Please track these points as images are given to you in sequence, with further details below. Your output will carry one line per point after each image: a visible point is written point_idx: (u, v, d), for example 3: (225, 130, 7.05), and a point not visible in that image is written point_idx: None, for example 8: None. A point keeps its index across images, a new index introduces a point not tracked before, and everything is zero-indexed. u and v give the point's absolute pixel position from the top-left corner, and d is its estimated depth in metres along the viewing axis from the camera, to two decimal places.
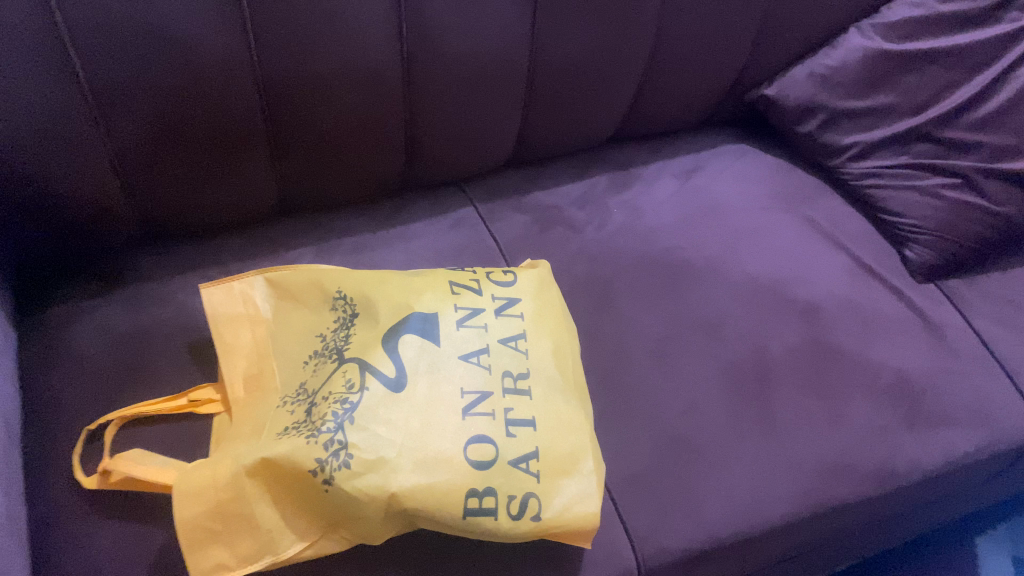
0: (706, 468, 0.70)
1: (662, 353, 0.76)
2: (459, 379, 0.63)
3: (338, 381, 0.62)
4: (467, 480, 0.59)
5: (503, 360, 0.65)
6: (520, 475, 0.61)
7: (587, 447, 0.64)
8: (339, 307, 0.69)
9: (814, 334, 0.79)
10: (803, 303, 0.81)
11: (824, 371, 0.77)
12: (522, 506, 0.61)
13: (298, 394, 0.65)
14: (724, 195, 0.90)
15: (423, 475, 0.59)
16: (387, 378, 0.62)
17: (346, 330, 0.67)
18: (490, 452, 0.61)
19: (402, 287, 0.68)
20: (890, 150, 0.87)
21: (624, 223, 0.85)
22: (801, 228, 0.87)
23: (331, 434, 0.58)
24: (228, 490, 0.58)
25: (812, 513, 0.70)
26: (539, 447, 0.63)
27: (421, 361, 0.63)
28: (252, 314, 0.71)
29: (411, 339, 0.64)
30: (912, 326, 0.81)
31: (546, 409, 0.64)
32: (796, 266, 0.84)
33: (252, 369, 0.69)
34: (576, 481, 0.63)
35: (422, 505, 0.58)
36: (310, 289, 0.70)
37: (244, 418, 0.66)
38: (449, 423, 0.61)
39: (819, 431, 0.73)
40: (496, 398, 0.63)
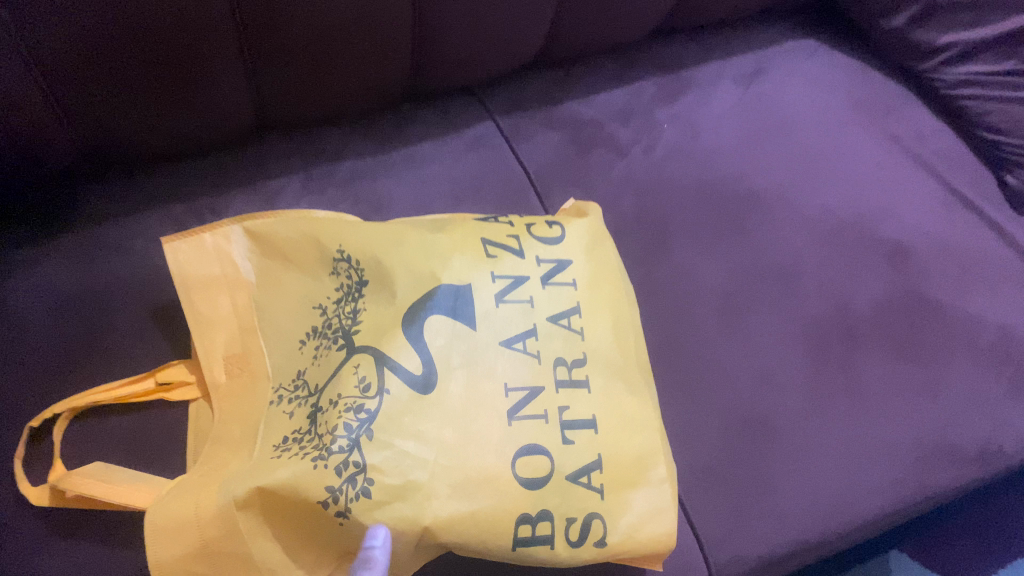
0: (787, 454, 0.59)
1: (730, 310, 0.63)
2: (502, 372, 0.49)
3: (349, 381, 0.47)
4: (518, 504, 0.47)
5: (554, 344, 0.52)
6: (581, 492, 0.49)
7: (657, 448, 0.52)
8: (341, 271, 0.53)
9: (905, 283, 0.67)
10: (889, 244, 0.68)
11: (918, 329, 0.65)
12: (584, 529, 0.49)
13: (298, 388, 0.51)
14: (793, 105, 0.75)
15: (464, 502, 0.46)
16: (411, 375, 0.47)
17: (353, 303, 0.52)
18: (544, 466, 0.48)
19: (420, 249, 0.52)
20: (995, 53, 0.70)
21: (676, 143, 0.71)
22: (884, 148, 0.73)
23: (343, 450, 0.44)
24: (218, 526, 0.45)
25: (905, 504, 0.60)
26: (602, 455, 0.50)
27: (453, 352, 0.49)
28: (235, 278, 0.57)
29: (439, 322, 0.49)
30: (1015, 269, 0.69)
31: (607, 405, 0.52)
32: (880, 197, 0.70)
33: (236, 347, 0.55)
34: (646, 494, 0.51)
35: (463, 537, 0.46)
36: (302, 245, 0.54)
37: (231, 416, 0.52)
38: (493, 432, 0.47)
39: (914, 404, 0.62)
40: (549, 394, 0.50)
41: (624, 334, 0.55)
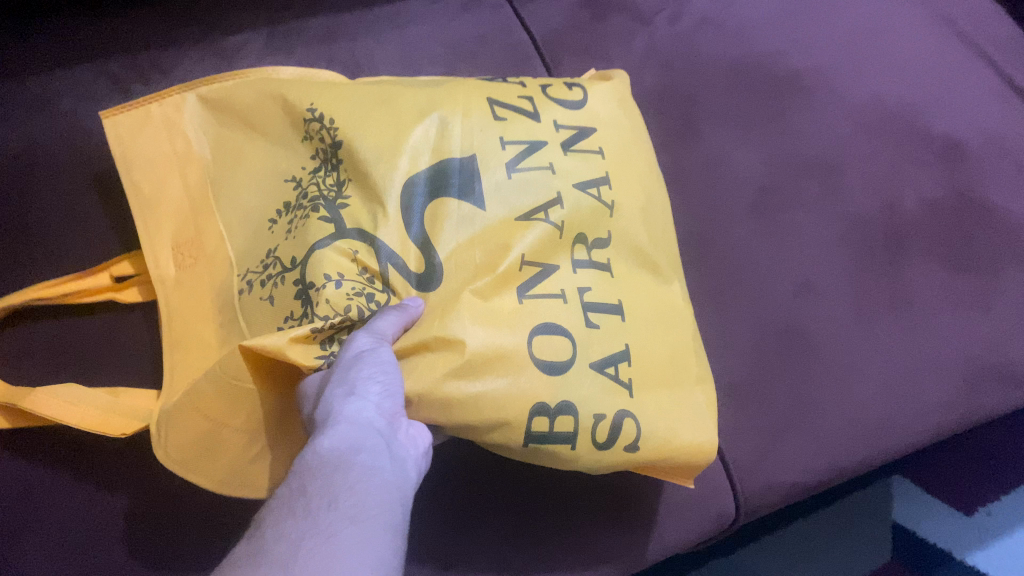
0: (829, 372, 0.51)
1: (765, 208, 0.56)
2: (513, 240, 0.40)
3: (342, 253, 0.38)
4: (536, 388, 0.38)
5: (579, 216, 0.43)
6: (611, 385, 0.40)
7: (688, 344, 0.45)
8: (312, 134, 0.43)
9: (959, 185, 0.59)
10: (942, 139, 0.60)
11: (970, 237, 0.58)
12: (612, 429, 0.40)
13: (270, 268, 0.41)
14: None
15: (473, 382, 0.37)
16: (405, 248, 0.39)
17: (332, 173, 0.42)
18: (565, 349, 0.39)
19: (403, 103, 0.43)
20: None
21: (706, 14, 0.62)
22: (937, 30, 0.64)
23: (331, 298, 0.36)
24: (227, 396, 0.39)
25: (952, 431, 0.54)
26: (630, 345, 0.42)
27: (455, 218, 0.40)
28: (186, 149, 0.47)
29: (441, 194, 0.40)
30: None
31: (632, 291, 0.43)
32: (933, 85, 0.62)
33: (189, 230, 0.46)
34: (682, 397, 0.43)
35: (469, 421, 0.37)
36: (272, 109, 0.44)
37: (196, 312, 0.44)
38: (502, 304, 0.39)
39: (966, 319, 0.55)
40: (566, 269, 0.41)
41: (652, 212, 0.47)
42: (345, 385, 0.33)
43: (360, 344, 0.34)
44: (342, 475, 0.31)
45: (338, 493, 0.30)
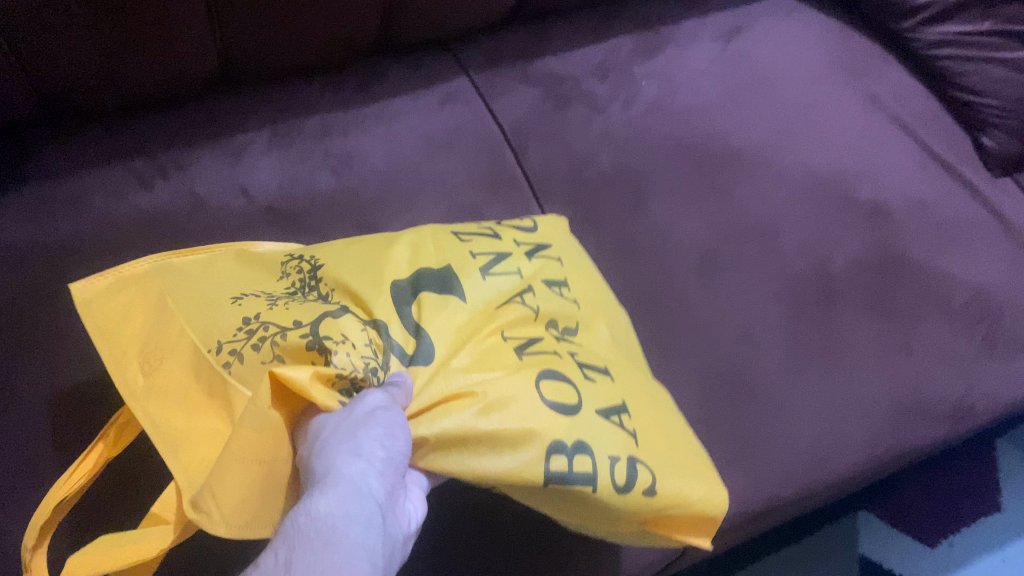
0: (766, 414, 0.59)
1: (709, 269, 0.63)
2: (501, 314, 0.45)
3: (352, 327, 0.41)
4: (553, 426, 0.40)
5: (555, 300, 0.49)
6: (619, 432, 0.43)
7: (668, 408, 0.50)
8: (290, 271, 0.46)
9: (883, 244, 0.67)
10: (867, 203, 0.68)
11: (893, 290, 0.65)
12: (628, 470, 0.42)
13: (256, 330, 0.40)
14: (774, 62, 0.74)
15: (495, 418, 0.39)
16: (407, 337, 0.42)
17: (313, 292, 0.45)
18: (571, 395, 0.43)
19: (370, 243, 0.49)
20: (973, 12, 0.71)
21: (656, 100, 0.70)
22: (863, 106, 0.73)
23: (349, 358, 0.39)
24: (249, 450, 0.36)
25: (880, 462, 0.61)
26: (624, 402, 0.46)
27: (449, 304, 0.44)
28: (142, 286, 0.44)
29: (427, 288, 0.45)
30: (989, 228, 0.69)
31: (610, 361, 0.49)
32: (859, 156, 0.70)
33: (153, 344, 0.42)
34: (680, 458, 0.46)
35: (494, 455, 0.39)
36: (246, 261, 0.46)
37: (184, 432, 0.40)
38: (505, 360, 0.43)
39: (889, 362, 0.63)
40: (551, 342, 0.46)
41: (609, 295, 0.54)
42: (352, 445, 0.32)
43: (373, 406, 0.34)
44: (343, 530, 0.28)
45: (341, 545, 0.27)
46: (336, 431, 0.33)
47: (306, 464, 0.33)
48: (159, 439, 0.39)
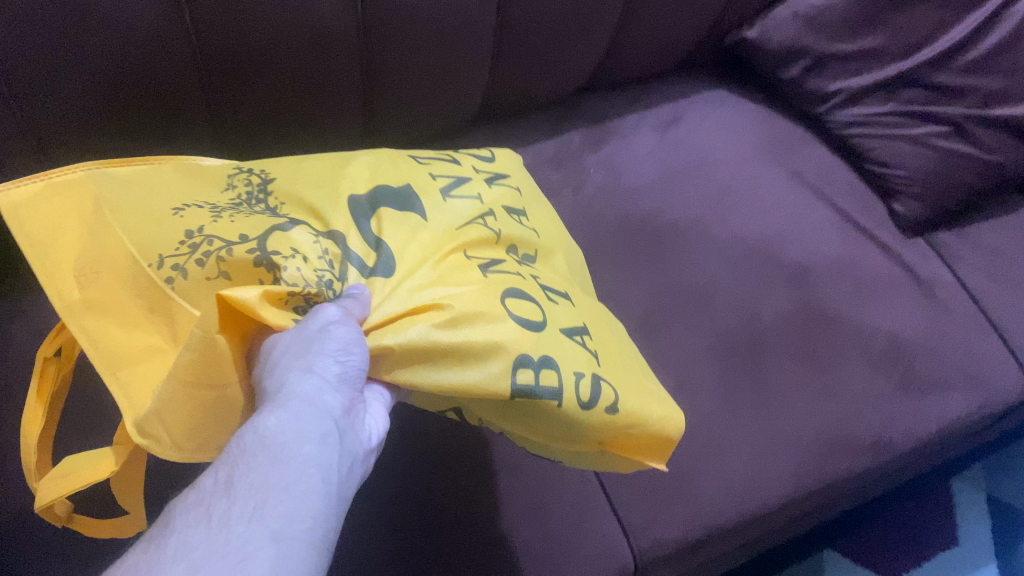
0: (702, 452, 0.67)
1: (651, 328, 0.73)
2: (466, 238, 0.51)
3: (302, 243, 0.44)
4: (520, 341, 0.45)
5: (512, 226, 0.55)
6: (581, 355, 0.49)
7: (626, 350, 0.57)
8: (238, 181, 0.49)
9: (806, 300, 0.76)
10: (792, 265, 0.78)
11: (816, 340, 0.74)
12: (592, 390, 0.47)
13: (201, 244, 0.43)
14: (708, 147, 0.85)
15: (465, 331, 0.43)
16: (368, 251, 0.46)
17: (260, 203, 0.48)
18: (534, 316, 0.48)
19: (329, 165, 0.53)
20: (878, 96, 0.82)
21: (603, 184, 0.81)
22: (788, 181, 0.83)
23: (299, 272, 0.42)
24: (199, 366, 0.38)
25: (808, 491, 0.69)
26: (584, 328, 0.52)
27: (410, 220, 0.50)
28: (78, 191, 0.44)
29: (387, 204, 0.50)
30: (902, 283, 0.78)
31: (568, 296, 0.55)
32: (785, 225, 0.80)
33: (89, 257, 0.42)
34: (642, 389, 0.52)
35: (465, 368, 0.43)
36: (187, 171, 0.48)
37: (113, 340, 0.41)
38: (470, 280, 0.47)
39: (813, 403, 0.71)
40: (511, 267, 0.52)
41: (552, 229, 0.62)
42: (305, 362, 0.37)
43: (328, 321, 0.38)
44: (287, 446, 0.33)
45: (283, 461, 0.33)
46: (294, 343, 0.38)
47: (264, 378, 0.38)
48: (95, 353, 0.40)
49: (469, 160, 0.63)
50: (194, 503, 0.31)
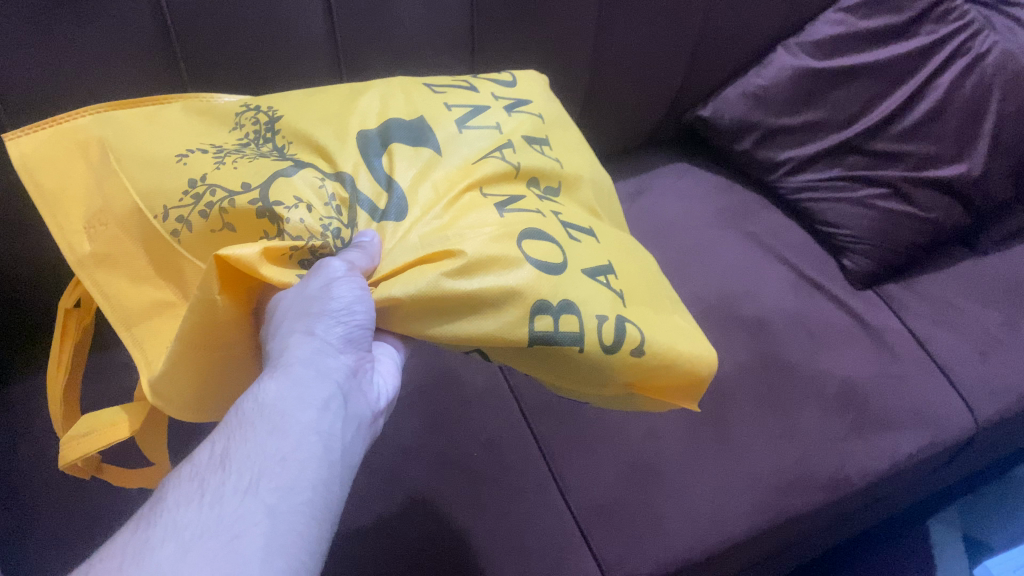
0: (667, 492, 0.73)
1: None
2: (487, 170, 0.50)
3: (305, 187, 0.45)
4: (538, 286, 0.46)
5: (533, 156, 0.54)
6: (604, 294, 0.49)
7: (657, 283, 0.58)
8: (246, 119, 0.50)
9: (764, 350, 0.82)
10: (751, 318, 0.85)
11: (774, 387, 0.80)
12: (615, 330, 0.49)
13: (203, 194, 0.44)
14: (671, 214, 0.94)
15: (476, 279, 0.44)
16: (378, 192, 0.47)
17: (268, 143, 0.49)
18: (554, 254, 0.48)
19: (343, 95, 0.53)
20: (823, 163, 0.92)
21: None
22: (745, 244, 0.92)
23: (302, 223, 0.44)
24: (208, 330, 0.42)
25: (771, 526, 0.73)
26: (610, 264, 0.52)
27: (421, 156, 0.49)
28: (85, 139, 0.46)
29: (397, 142, 0.50)
30: (854, 334, 0.85)
31: (592, 226, 0.55)
32: (743, 282, 0.88)
33: (96, 209, 0.45)
34: (672, 328, 0.54)
35: (480, 317, 0.45)
36: (197, 111, 0.50)
37: (125, 298, 0.45)
38: (489, 218, 0.47)
39: (773, 445, 0.77)
40: (534, 200, 0.52)
41: (578, 155, 0.60)
42: (306, 328, 0.42)
43: (332, 279, 0.42)
44: (286, 414, 0.40)
45: (280, 428, 0.39)
46: (300, 299, 0.43)
47: (271, 333, 0.44)
48: (111, 312, 0.44)
49: (492, 86, 0.60)
50: (200, 469, 0.38)
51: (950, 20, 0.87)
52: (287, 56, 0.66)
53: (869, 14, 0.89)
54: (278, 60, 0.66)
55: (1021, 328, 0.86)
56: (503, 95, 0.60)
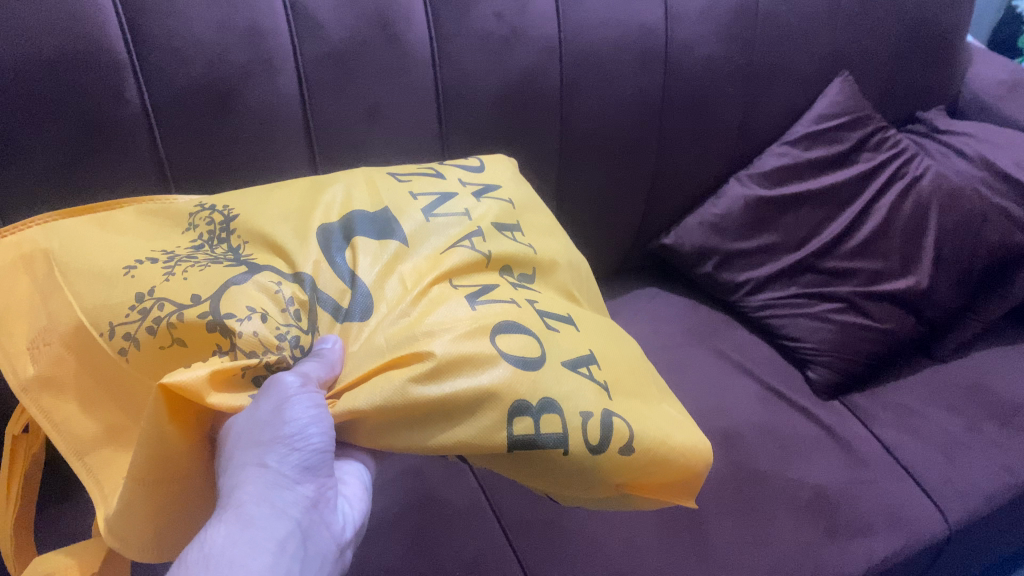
0: None
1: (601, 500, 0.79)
2: (456, 261, 0.53)
3: (260, 296, 0.47)
4: (515, 385, 0.47)
5: (503, 245, 0.58)
6: (588, 388, 0.50)
7: (641, 369, 0.60)
8: (200, 221, 0.54)
9: (735, 461, 0.84)
10: (721, 432, 0.87)
11: (747, 495, 0.81)
12: (603, 427, 0.49)
13: (151, 308, 0.45)
14: (642, 335, 0.99)
15: (448, 384, 0.46)
16: (342, 291, 0.50)
17: (223, 244, 0.52)
18: (531, 346, 0.49)
19: (300, 192, 0.58)
20: (780, 283, 0.97)
21: None
22: (714, 360, 0.96)
23: (256, 335, 0.45)
24: (161, 461, 0.44)
25: None
26: (593, 352, 0.54)
27: (384, 252, 0.52)
28: (31, 253, 0.48)
29: (360, 235, 0.53)
30: (823, 443, 0.87)
31: (564, 308, 0.58)
32: (711, 397, 0.91)
33: (40, 327, 0.46)
34: (664, 420, 0.55)
35: (456, 424, 0.46)
36: (150, 215, 0.54)
37: (74, 425, 0.46)
38: (462, 313, 0.49)
39: (749, 552, 0.76)
40: (508, 290, 0.54)
41: (550, 239, 0.64)
42: (258, 459, 0.43)
43: (286, 398, 0.43)
44: (233, 564, 0.39)
45: (238, 568, 0.39)
46: (252, 424, 0.44)
47: (224, 463, 0.45)
48: (62, 442, 0.46)
49: (457, 170, 0.66)
50: None
51: (886, 148, 0.98)
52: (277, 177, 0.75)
53: (810, 145, 0.98)
54: (265, 178, 0.74)
55: (982, 431, 0.89)
56: (469, 180, 0.65)
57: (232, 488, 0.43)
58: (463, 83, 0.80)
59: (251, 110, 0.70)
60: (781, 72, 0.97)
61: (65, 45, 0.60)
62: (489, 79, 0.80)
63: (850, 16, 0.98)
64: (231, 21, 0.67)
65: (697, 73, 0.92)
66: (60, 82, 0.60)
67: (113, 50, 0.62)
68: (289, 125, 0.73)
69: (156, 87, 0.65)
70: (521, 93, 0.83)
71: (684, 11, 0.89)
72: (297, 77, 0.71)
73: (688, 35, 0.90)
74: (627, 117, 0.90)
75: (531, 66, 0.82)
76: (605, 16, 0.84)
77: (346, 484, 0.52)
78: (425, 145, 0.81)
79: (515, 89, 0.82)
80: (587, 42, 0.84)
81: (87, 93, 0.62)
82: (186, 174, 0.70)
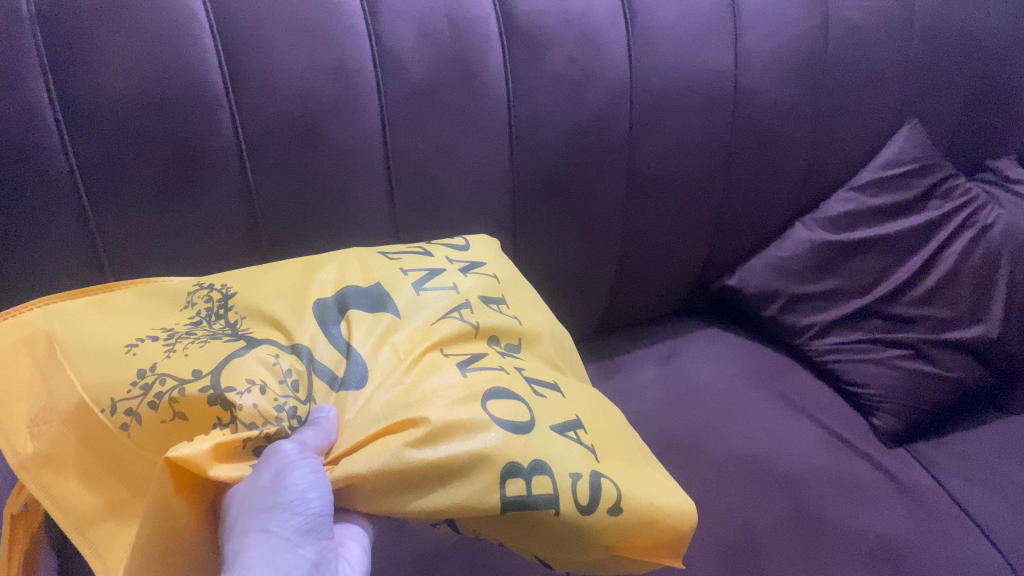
0: None
1: None
2: (444, 333, 0.58)
3: (260, 368, 0.51)
4: (508, 449, 0.50)
5: (489, 316, 0.62)
6: (576, 451, 0.54)
7: (625, 435, 0.63)
8: (198, 299, 0.58)
9: (797, 506, 0.83)
10: (783, 476, 0.86)
11: (808, 541, 0.80)
12: (591, 492, 0.52)
13: (153, 384, 0.49)
14: (701, 377, 1.00)
15: (442, 447, 0.49)
16: (338, 359, 0.54)
17: (221, 318, 0.56)
18: (524, 415, 0.53)
19: (294, 268, 0.62)
20: (846, 328, 0.97)
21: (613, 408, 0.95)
22: (775, 404, 0.96)
23: (256, 408, 0.49)
24: (164, 529, 0.46)
25: None
26: (580, 420, 0.58)
27: (378, 325, 0.57)
28: (34, 336, 0.51)
29: (354, 308, 0.58)
30: (888, 492, 0.86)
31: (547, 374, 0.61)
32: (773, 442, 0.91)
33: (42, 406, 0.49)
34: (649, 484, 0.58)
35: (451, 486, 0.49)
36: (147, 294, 0.57)
37: (75, 501, 0.48)
38: (457, 381, 0.54)
39: None
40: (496, 357, 0.59)
41: (533, 311, 0.69)
42: (259, 524, 0.45)
43: (286, 465, 0.46)
44: None
45: None
46: (254, 493, 0.46)
47: (228, 533, 0.46)
48: (64, 518, 0.47)
49: (444, 249, 0.70)
50: None
51: (956, 196, 0.96)
52: (361, 213, 0.79)
53: (878, 193, 0.98)
54: (352, 212, 0.78)
55: None
56: (457, 257, 0.70)
57: (236, 552, 0.45)
58: (533, 124, 0.83)
59: (336, 148, 0.74)
60: (850, 118, 0.98)
61: (172, 84, 0.66)
62: (560, 118, 0.83)
63: (921, 60, 0.98)
64: (320, 64, 0.72)
65: (765, 116, 0.93)
66: (167, 114, 0.66)
67: (212, 87, 0.68)
68: (369, 164, 0.77)
69: (250, 122, 0.70)
70: (588, 135, 0.85)
71: (756, 54, 0.90)
72: (379, 115, 0.76)
73: (757, 80, 0.91)
74: (694, 162, 0.92)
75: (599, 110, 0.85)
76: (674, 60, 0.87)
77: (346, 548, 0.54)
78: (496, 185, 0.84)
79: (585, 128, 0.85)
80: (657, 85, 0.87)
81: (180, 123, 0.67)
82: (267, 205, 0.74)
